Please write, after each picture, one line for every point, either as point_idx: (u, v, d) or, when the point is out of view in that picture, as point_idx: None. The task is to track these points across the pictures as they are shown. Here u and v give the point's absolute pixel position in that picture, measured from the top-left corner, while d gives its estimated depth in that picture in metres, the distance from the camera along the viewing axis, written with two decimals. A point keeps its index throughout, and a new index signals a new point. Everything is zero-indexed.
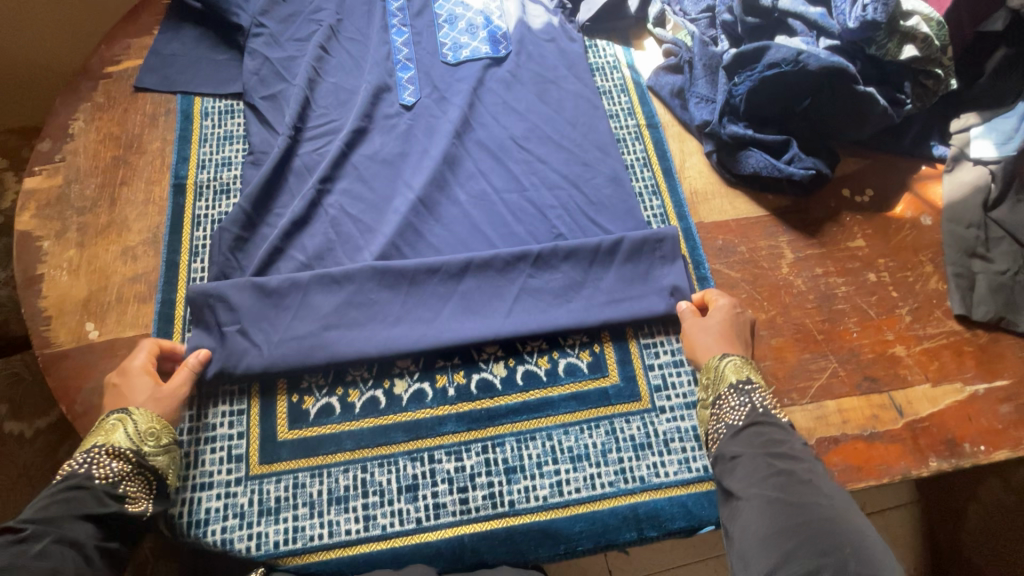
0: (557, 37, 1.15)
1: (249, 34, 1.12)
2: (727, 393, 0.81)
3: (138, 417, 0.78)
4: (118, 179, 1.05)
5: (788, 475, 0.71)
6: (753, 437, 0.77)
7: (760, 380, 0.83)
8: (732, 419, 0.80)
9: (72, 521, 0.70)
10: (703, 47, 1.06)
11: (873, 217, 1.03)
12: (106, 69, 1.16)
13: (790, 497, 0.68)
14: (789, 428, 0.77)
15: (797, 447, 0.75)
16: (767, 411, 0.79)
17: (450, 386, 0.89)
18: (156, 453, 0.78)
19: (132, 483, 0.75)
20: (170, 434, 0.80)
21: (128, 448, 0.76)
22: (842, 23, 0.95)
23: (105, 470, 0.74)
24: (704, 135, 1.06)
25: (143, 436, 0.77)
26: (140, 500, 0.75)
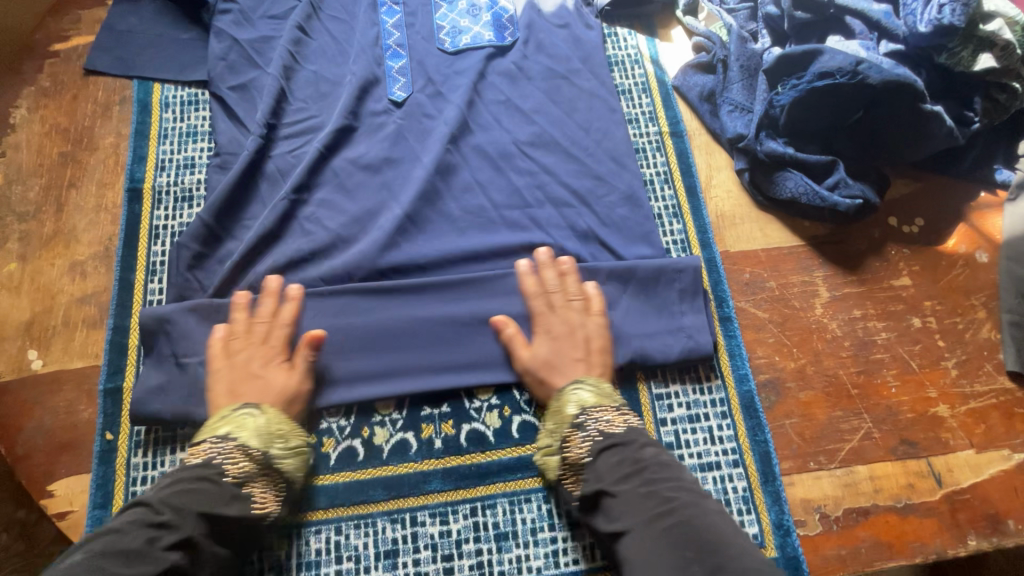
0: (571, 23, 0.99)
1: (215, 11, 0.97)
2: (571, 431, 0.72)
3: (269, 418, 0.72)
4: (65, 180, 0.92)
5: (664, 501, 0.63)
6: (608, 464, 0.68)
7: (600, 397, 0.74)
8: (579, 454, 0.71)
9: (194, 513, 0.63)
10: (741, 44, 0.92)
11: (921, 251, 0.91)
12: (53, 47, 1.01)
13: (665, 528, 0.61)
14: (632, 443, 0.70)
15: (652, 464, 0.68)
16: (610, 433, 0.71)
17: (437, 437, 0.80)
18: (287, 457, 0.72)
19: (262, 486, 0.69)
20: (299, 436, 0.74)
21: (257, 447, 0.70)
22: (911, 26, 0.81)
23: (236, 468, 0.68)
24: (736, 149, 0.93)
25: (273, 437, 0.71)
26: (266, 503, 0.69)
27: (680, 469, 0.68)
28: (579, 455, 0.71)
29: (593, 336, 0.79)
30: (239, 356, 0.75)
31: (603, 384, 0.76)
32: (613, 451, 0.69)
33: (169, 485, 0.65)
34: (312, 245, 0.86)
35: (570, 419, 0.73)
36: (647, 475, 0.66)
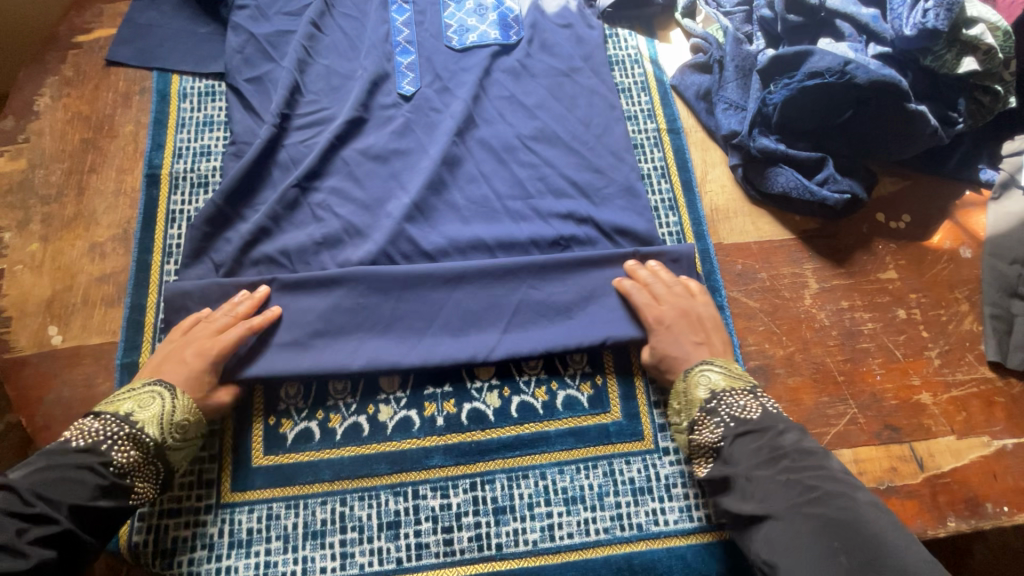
0: (573, 23, 1.03)
1: (233, 6, 1.01)
2: (702, 416, 0.76)
3: (174, 404, 0.74)
4: (87, 165, 0.96)
5: (805, 492, 0.67)
6: (744, 450, 0.73)
7: (731, 381, 0.77)
8: (711, 438, 0.75)
9: (66, 504, 0.66)
10: (737, 45, 0.96)
11: (907, 246, 0.95)
12: (75, 38, 1.05)
13: (804, 512, 0.66)
14: (766, 428, 0.73)
15: (789, 449, 0.71)
16: (741, 419, 0.74)
17: (439, 415, 0.83)
18: (178, 447, 0.74)
19: (142, 475, 0.71)
20: (198, 429, 0.75)
21: (151, 437, 0.71)
22: (898, 29, 0.85)
23: (124, 455, 0.70)
24: (730, 146, 0.96)
25: (170, 427, 0.73)
26: (144, 494, 0.71)
27: (826, 456, 0.71)
28: (711, 438, 0.75)
29: (706, 316, 0.83)
30: (192, 338, 0.78)
31: (730, 365, 0.80)
32: (752, 438, 0.73)
33: (43, 470, 0.67)
34: (322, 230, 0.90)
35: (701, 403, 0.77)
36: (787, 463, 0.70)
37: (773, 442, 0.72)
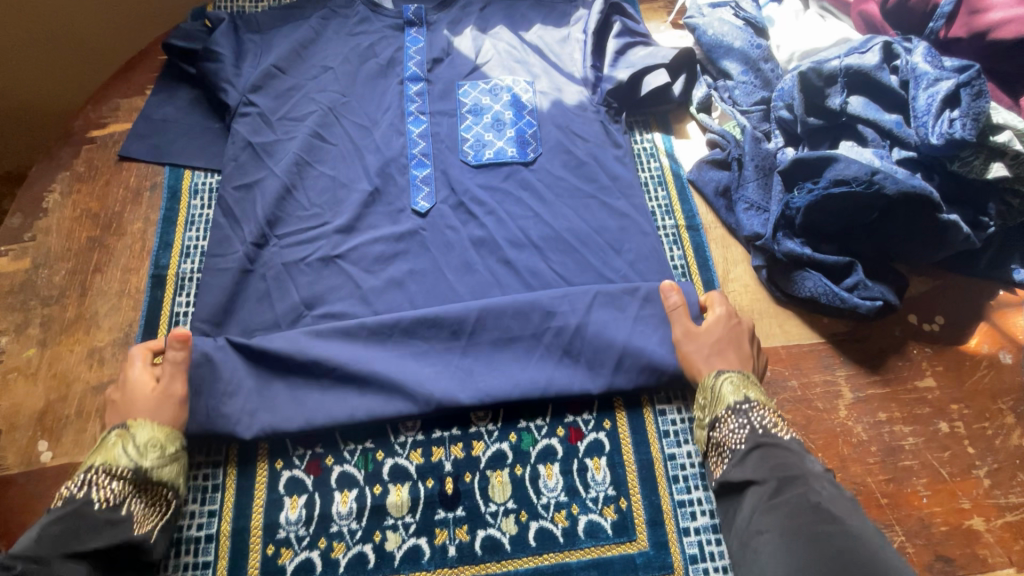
0: (596, 143, 1.02)
1: (235, 113, 1.01)
2: (725, 415, 0.77)
3: (139, 433, 0.73)
4: (91, 264, 0.94)
5: (822, 517, 0.66)
6: (762, 459, 0.73)
7: (763, 399, 0.78)
8: (731, 441, 0.76)
9: (65, 557, 0.65)
10: (756, 143, 0.95)
11: (944, 351, 0.90)
12: (90, 133, 1.05)
13: (814, 532, 0.65)
14: (794, 450, 0.74)
15: (808, 472, 0.71)
16: (769, 432, 0.75)
17: (451, 544, 0.77)
18: (162, 466, 0.73)
19: (136, 503, 0.71)
20: (175, 442, 0.75)
21: (128, 468, 0.71)
22: (923, 136, 0.82)
23: (105, 491, 0.70)
24: (753, 246, 0.93)
25: (145, 449, 0.73)
26: (147, 521, 0.71)
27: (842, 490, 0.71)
28: (732, 439, 0.76)
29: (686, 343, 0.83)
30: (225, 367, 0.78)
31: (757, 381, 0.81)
32: (775, 453, 0.73)
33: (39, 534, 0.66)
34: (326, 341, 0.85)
35: (730, 407, 0.78)
36: (806, 490, 0.69)
37: (804, 468, 0.72)
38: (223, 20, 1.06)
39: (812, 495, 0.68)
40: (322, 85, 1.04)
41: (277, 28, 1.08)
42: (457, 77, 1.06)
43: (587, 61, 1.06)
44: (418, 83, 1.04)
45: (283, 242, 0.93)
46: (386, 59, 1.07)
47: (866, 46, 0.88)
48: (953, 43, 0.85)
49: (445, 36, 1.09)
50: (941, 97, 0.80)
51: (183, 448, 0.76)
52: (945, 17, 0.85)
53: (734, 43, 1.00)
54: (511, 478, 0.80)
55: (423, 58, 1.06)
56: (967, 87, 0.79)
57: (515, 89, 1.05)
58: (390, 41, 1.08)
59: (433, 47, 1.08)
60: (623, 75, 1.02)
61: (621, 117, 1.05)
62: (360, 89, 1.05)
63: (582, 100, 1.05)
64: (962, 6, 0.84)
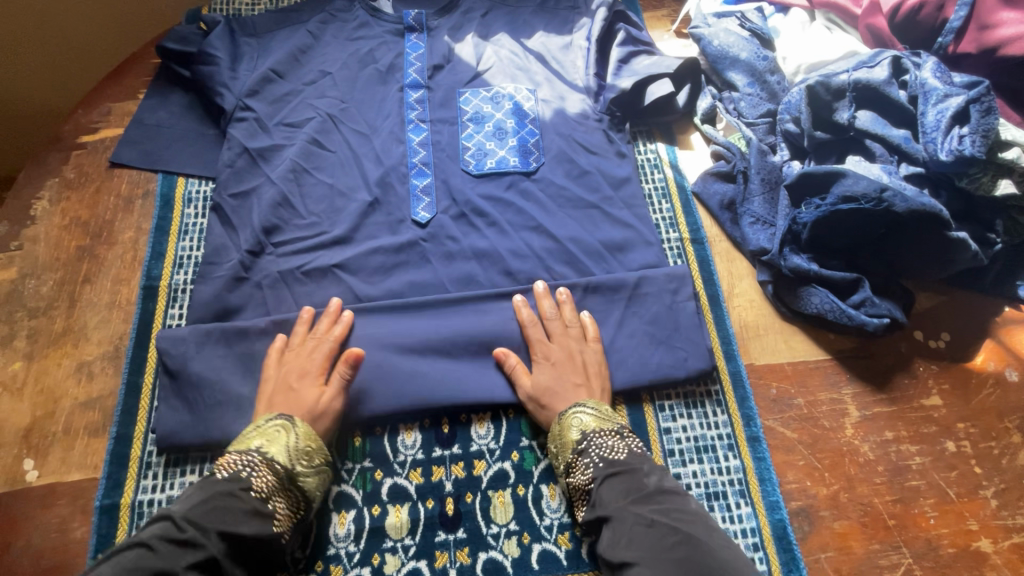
0: (601, 154, 1.00)
1: (231, 117, 0.98)
2: (575, 458, 0.74)
3: (298, 432, 0.73)
4: (81, 275, 0.91)
5: (677, 534, 0.64)
6: (616, 489, 0.70)
7: (598, 421, 0.76)
8: (583, 481, 0.73)
9: (216, 534, 0.63)
10: (762, 157, 0.93)
11: (950, 368, 0.89)
12: (80, 138, 1.02)
13: (672, 556, 0.63)
14: (632, 466, 0.72)
15: (651, 485, 0.70)
16: (611, 458, 0.73)
17: (451, 567, 0.75)
18: (309, 471, 0.72)
19: (281, 501, 0.69)
20: (322, 453, 0.74)
21: (282, 463, 0.70)
22: (931, 153, 0.81)
23: (263, 482, 0.68)
24: (759, 261, 0.92)
25: (297, 452, 0.72)
26: (284, 521, 0.69)
27: (687, 501, 0.69)
28: (584, 479, 0.73)
29: (591, 361, 0.82)
30: (287, 366, 0.80)
31: (602, 406, 0.79)
32: (622, 478, 0.71)
33: (200, 503, 0.65)
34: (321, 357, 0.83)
35: (574, 443, 0.75)
36: (658, 508, 0.67)
37: (649, 486, 0.70)
38: (219, 23, 1.03)
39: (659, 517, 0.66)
40: (320, 91, 1.02)
41: (274, 32, 1.06)
42: (458, 84, 1.04)
43: (590, 69, 1.04)
44: (418, 90, 1.02)
45: (280, 253, 0.91)
46: (386, 64, 1.05)
47: (874, 61, 0.87)
48: (962, 58, 0.84)
49: (446, 42, 1.07)
50: (951, 114, 0.79)
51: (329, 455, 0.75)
52: (954, 32, 0.84)
53: (740, 54, 0.98)
54: (513, 498, 0.79)
55: (424, 65, 1.04)
56: (977, 103, 0.78)
57: (516, 96, 1.03)
58: (390, 47, 1.06)
59: (433, 53, 1.06)
60: (626, 82, 1.00)
61: (624, 127, 1.04)
62: (359, 95, 1.03)
63: (585, 109, 1.03)
64: (972, 22, 0.83)
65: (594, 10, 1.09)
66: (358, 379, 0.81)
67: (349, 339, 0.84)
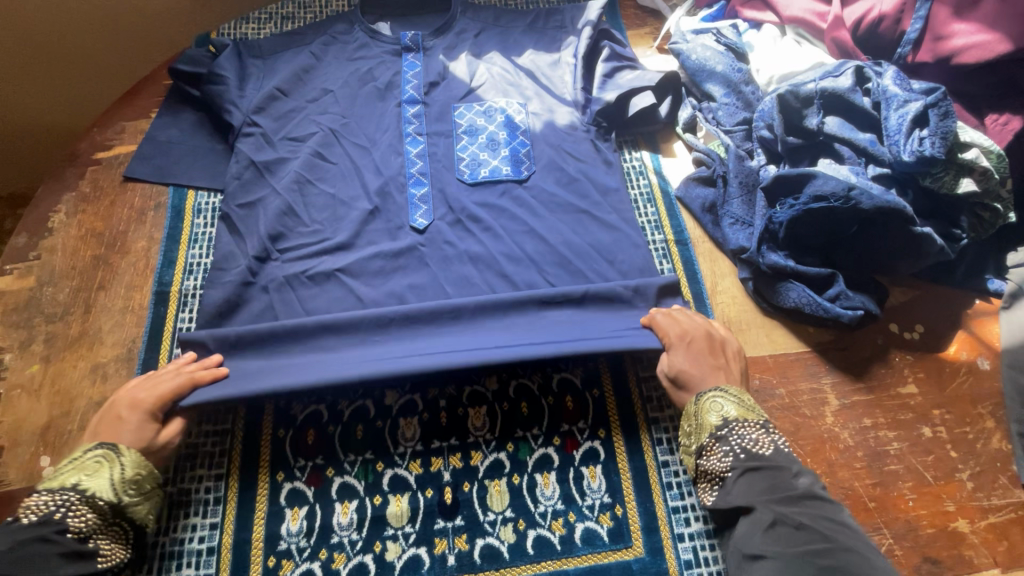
0: (588, 162, 1.06)
1: (239, 133, 1.04)
2: (711, 442, 0.77)
3: (126, 461, 0.74)
4: (96, 282, 0.96)
5: (825, 541, 0.67)
6: (758, 484, 0.73)
7: (743, 413, 0.79)
8: (719, 468, 0.76)
9: None
10: (739, 162, 0.99)
11: (924, 358, 0.93)
12: (96, 155, 1.08)
13: (817, 561, 0.66)
14: (779, 465, 0.74)
15: (798, 486, 0.72)
16: (752, 453, 0.75)
17: (450, 554, 0.78)
18: (138, 502, 0.73)
19: (105, 536, 0.70)
20: (154, 479, 0.75)
21: (109, 496, 0.71)
22: (895, 154, 0.86)
23: (79, 521, 0.69)
24: (740, 260, 0.97)
25: (126, 484, 0.72)
26: (112, 554, 0.70)
27: (837, 510, 0.71)
28: (720, 466, 0.76)
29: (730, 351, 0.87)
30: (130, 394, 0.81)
31: (742, 395, 0.81)
32: (764, 475, 0.73)
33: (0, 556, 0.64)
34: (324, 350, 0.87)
35: (712, 430, 0.78)
36: (804, 510, 0.70)
37: (793, 485, 0.72)
38: (228, 46, 1.10)
39: (809, 519, 0.69)
40: (323, 108, 1.08)
41: (279, 54, 1.13)
42: (453, 100, 1.11)
43: (577, 83, 1.10)
44: (415, 105, 1.09)
45: (285, 258, 0.96)
46: (384, 82, 1.11)
47: (839, 70, 0.93)
48: (921, 67, 0.91)
49: (441, 61, 1.14)
50: (911, 117, 0.84)
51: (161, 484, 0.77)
52: (911, 43, 0.90)
53: (716, 67, 1.04)
54: (508, 487, 0.82)
55: (421, 82, 1.10)
56: (935, 108, 0.84)
57: (508, 110, 1.10)
58: (389, 66, 1.13)
59: (429, 71, 1.12)
60: (610, 95, 1.06)
61: (610, 137, 1.10)
62: (359, 111, 1.09)
63: (573, 121, 1.09)
64: (927, 33, 0.89)
65: (580, 30, 1.16)
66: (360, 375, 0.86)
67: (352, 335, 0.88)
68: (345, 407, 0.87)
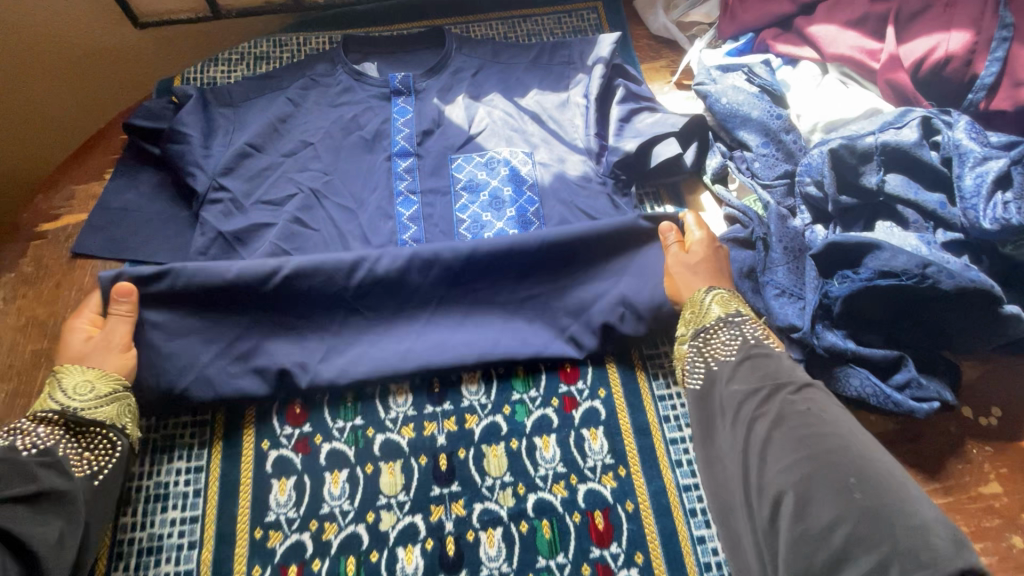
0: (606, 218, 0.93)
1: (203, 199, 0.90)
2: (715, 327, 0.76)
3: (70, 377, 0.71)
4: (37, 384, 0.82)
5: (818, 426, 0.64)
6: (753, 371, 0.71)
7: (746, 311, 0.78)
8: (722, 354, 0.74)
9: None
10: (783, 222, 0.86)
11: (1005, 449, 0.80)
12: (40, 226, 0.94)
13: (807, 444, 0.63)
14: (780, 358, 0.72)
15: (792, 374, 0.70)
16: (759, 342, 0.74)
17: None
18: (94, 406, 0.69)
19: (71, 446, 0.67)
20: (113, 382, 0.71)
21: (59, 409, 0.69)
22: (972, 221, 0.74)
23: (33, 441, 0.67)
24: (788, 339, 0.83)
25: (77, 390, 0.70)
26: (85, 464, 0.67)
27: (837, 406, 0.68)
28: (722, 352, 0.75)
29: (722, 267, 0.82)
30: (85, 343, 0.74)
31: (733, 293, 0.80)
32: (759, 359, 0.72)
33: None
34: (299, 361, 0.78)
35: (715, 318, 0.77)
36: (798, 396, 0.68)
37: (790, 372, 0.71)
38: (191, 96, 0.95)
39: (804, 404, 0.67)
40: (302, 165, 0.95)
41: (251, 101, 0.99)
42: (449, 149, 0.97)
43: (590, 129, 0.97)
44: (407, 158, 0.95)
45: None
46: (372, 132, 0.98)
47: (902, 121, 0.80)
48: (996, 115, 0.79)
49: (435, 105, 1.00)
50: (992, 179, 0.72)
51: (127, 388, 0.72)
52: (986, 89, 0.78)
53: (751, 113, 0.91)
54: None
55: (413, 131, 0.97)
56: (1019, 165, 0.73)
57: (512, 161, 0.96)
58: (376, 113, 0.99)
59: (422, 118, 0.99)
60: (629, 145, 0.93)
61: (630, 190, 0.96)
62: (343, 167, 0.95)
63: (587, 171, 0.96)
64: (1004, 77, 0.78)
65: (591, 67, 1.02)
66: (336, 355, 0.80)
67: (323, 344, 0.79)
68: (333, 536, 0.73)
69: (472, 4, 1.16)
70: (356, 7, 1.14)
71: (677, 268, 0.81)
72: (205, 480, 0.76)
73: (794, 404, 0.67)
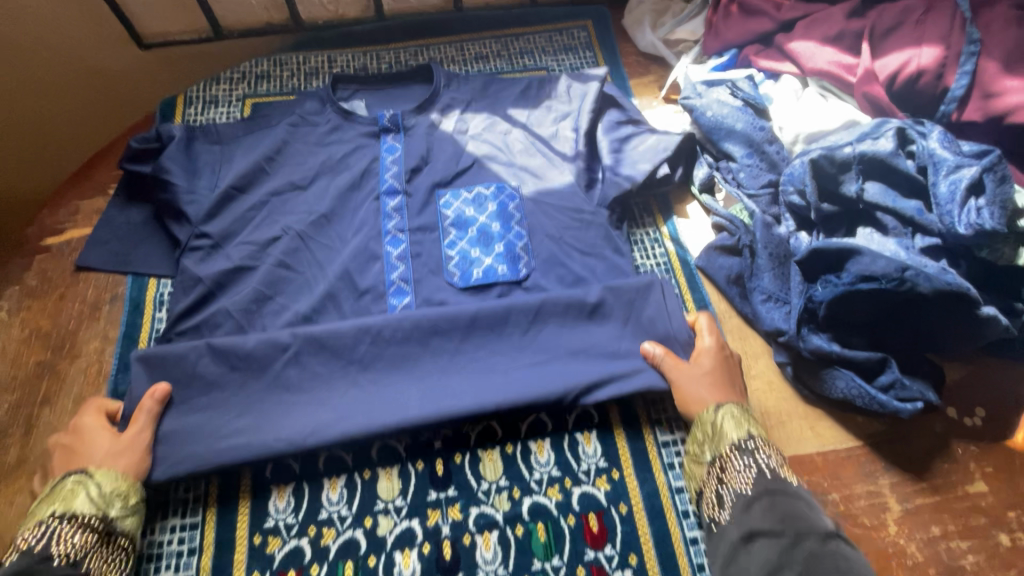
0: (600, 251, 0.92)
1: (184, 247, 0.88)
2: (728, 454, 0.72)
3: (102, 480, 0.69)
4: (39, 395, 0.84)
5: None
6: (771, 511, 0.64)
7: (763, 435, 0.74)
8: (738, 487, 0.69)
9: None
10: (767, 229, 0.88)
11: (991, 448, 0.82)
12: (44, 241, 0.96)
13: None
14: (810, 502, 0.65)
15: (822, 523, 0.61)
16: (777, 474, 0.69)
17: None
18: (124, 518, 0.69)
19: (96, 559, 0.66)
20: (139, 492, 0.71)
21: (93, 515, 0.67)
22: (949, 226, 0.77)
23: (67, 546, 0.65)
24: (776, 341, 0.86)
25: (108, 499, 0.69)
26: None
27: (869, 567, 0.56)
28: (740, 486, 0.69)
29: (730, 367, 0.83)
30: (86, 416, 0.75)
31: (748, 412, 0.76)
32: (781, 499, 0.65)
33: None
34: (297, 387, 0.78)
35: (731, 442, 0.73)
36: (825, 548, 0.58)
37: (820, 520, 0.62)
38: (175, 136, 0.93)
39: (834, 558, 0.57)
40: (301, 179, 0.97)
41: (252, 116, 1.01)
42: (437, 185, 0.96)
43: (581, 162, 0.97)
44: (395, 196, 0.94)
45: None
46: (359, 170, 0.96)
47: (878, 131, 0.84)
48: (967, 126, 0.83)
49: (424, 140, 0.99)
50: (965, 185, 0.75)
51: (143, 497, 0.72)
52: (957, 101, 0.82)
53: (735, 125, 0.95)
54: None
55: (401, 169, 0.96)
56: (990, 172, 0.75)
57: (501, 196, 0.96)
58: (365, 152, 0.98)
59: (411, 154, 0.98)
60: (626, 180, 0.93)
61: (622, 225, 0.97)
62: (331, 204, 0.94)
63: (578, 203, 0.95)
64: (974, 90, 0.82)
65: (579, 101, 1.01)
66: (330, 369, 0.80)
67: (321, 359, 0.80)
68: (331, 541, 0.75)
69: (466, 23, 1.20)
70: (352, 28, 1.17)
71: (684, 378, 0.79)
72: (206, 487, 0.77)
73: (823, 556, 0.57)
